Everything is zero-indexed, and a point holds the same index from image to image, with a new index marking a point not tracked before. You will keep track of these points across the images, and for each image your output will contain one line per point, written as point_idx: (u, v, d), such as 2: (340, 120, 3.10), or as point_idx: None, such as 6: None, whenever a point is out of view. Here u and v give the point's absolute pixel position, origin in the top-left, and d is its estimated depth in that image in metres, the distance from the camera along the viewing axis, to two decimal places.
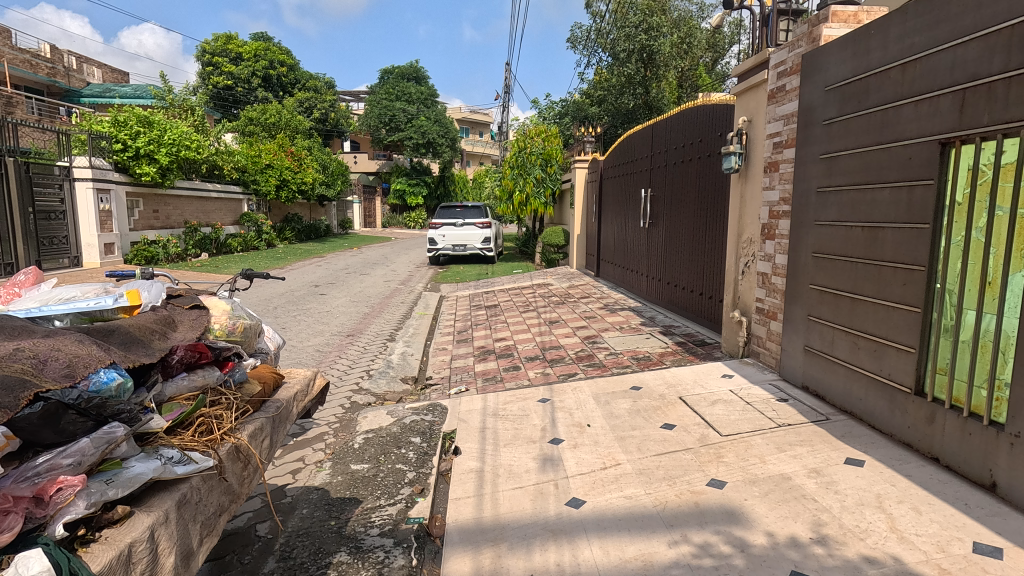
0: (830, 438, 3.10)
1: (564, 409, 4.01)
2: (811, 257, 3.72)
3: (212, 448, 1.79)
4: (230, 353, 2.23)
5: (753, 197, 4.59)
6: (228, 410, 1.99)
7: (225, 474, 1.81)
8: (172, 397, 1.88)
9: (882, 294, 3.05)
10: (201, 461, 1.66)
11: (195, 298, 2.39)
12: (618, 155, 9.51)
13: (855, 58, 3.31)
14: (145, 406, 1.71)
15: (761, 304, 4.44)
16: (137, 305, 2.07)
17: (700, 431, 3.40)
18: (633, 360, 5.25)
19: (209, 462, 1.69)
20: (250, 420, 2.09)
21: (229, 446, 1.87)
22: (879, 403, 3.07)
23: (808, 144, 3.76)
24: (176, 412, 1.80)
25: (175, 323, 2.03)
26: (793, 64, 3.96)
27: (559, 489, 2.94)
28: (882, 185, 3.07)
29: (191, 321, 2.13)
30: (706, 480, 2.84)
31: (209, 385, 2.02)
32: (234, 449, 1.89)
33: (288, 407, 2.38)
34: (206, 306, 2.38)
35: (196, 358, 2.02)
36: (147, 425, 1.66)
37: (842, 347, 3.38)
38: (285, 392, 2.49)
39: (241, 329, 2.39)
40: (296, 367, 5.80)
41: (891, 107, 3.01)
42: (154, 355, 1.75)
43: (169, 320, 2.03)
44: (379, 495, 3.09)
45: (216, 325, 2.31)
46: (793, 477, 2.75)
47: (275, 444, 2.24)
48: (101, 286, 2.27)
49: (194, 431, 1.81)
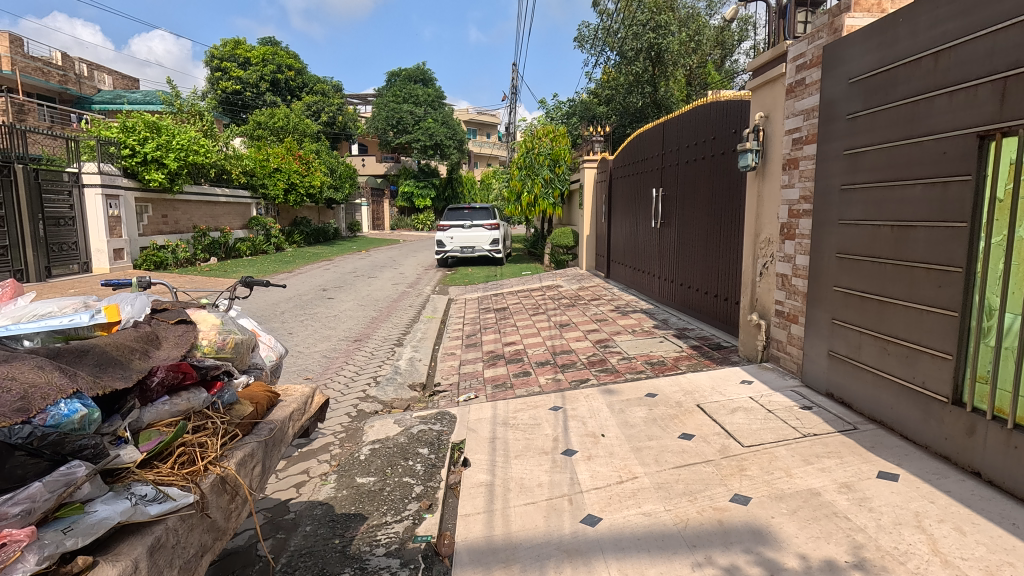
0: (859, 449, 2.93)
1: (576, 418, 3.86)
2: (834, 258, 3.54)
3: (193, 481, 1.67)
4: (219, 372, 2.13)
5: (771, 196, 4.42)
6: (213, 436, 1.88)
7: (207, 510, 1.70)
8: (151, 423, 1.78)
9: (913, 297, 2.88)
10: (178, 498, 1.56)
11: (182, 313, 2.27)
12: (628, 154, 9.35)
13: (880, 49, 3.14)
14: (117, 436, 1.62)
15: (781, 306, 4.27)
16: (115, 322, 2.06)
17: (720, 441, 3.25)
18: (647, 366, 5.09)
19: (187, 499, 1.58)
20: (239, 446, 1.97)
21: (213, 477, 1.75)
22: (911, 412, 2.90)
23: (831, 139, 3.59)
24: (154, 442, 1.70)
25: (158, 341, 1.99)
26: (814, 57, 3.79)
27: (573, 505, 2.79)
28: (913, 181, 2.90)
29: (176, 337, 2.09)
30: (729, 495, 2.69)
31: (193, 409, 1.93)
32: (219, 481, 1.77)
33: (282, 429, 2.27)
34: (194, 321, 2.25)
35: (179, 379, 1.92)
36: (117, 460, 1.55)
37: (870, 352, 3.21)
38: (280, 411, 2.37)
39: (232, 344, 2.25)
40: (302, 374, 5.70)
41: (922, 99, 2.84)
42: (131, 377, 1.70)
43: (153, 338, 2.00)
44: (385, 511, 2.96)
45: (204, 342, 2.18)
46: (822, 493, 2.59)
47: (267, 471, 2.12)
48: (81, 299, 2.23)
49: (173, 463, 1.70)
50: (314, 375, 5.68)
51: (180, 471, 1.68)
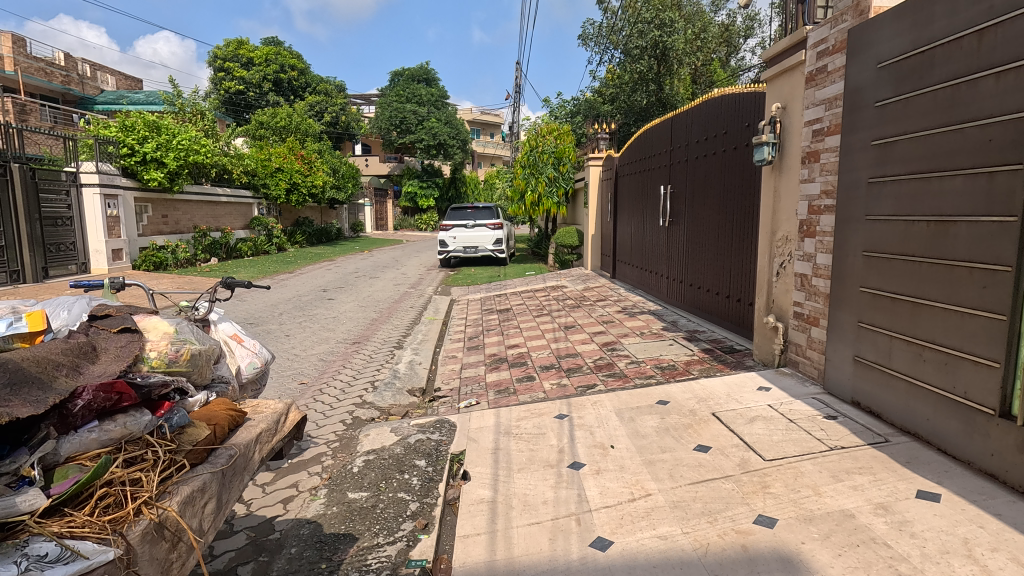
0: (893, 464, 2.70)
1: (583, 427, 3.63)
2: (860, 256, 3.30)
3: (115, 533, 1.44)
4: (167, 391, 1.95)
5: (788, 192, 4.18)
6: (151, 470, 1.67)
7: (135, 567, 1.45)
8: (71, 457, 1.60)
9: (954, 299, 2.64)
10: (91, 557, 1.32)
11: (128, 320, 2.09)
12: (634, 151, 9.13)
13: (914, 29, 2.90)
14: (21, 477, 1.44)
15: (800, 308, 4.03)
16: (37, 333, 1.94)
17: (739, 454, 3.01)
18: (657, 370, 4.86)
19: (105, 556, 1.35)
20: (187, 480, 1.74)
21: (145, 523, 1.51)
22: (951, 425, 2.66)
23: (856, 129, 3.35)
24: (68, 482, 1.50)
25: (94, 355, 1.83)
26: (837, 42, 3.55)
27: (581, 526, 2.56)
28: (952, 173, 2.67)
29: (117, 349, 1.91)
30: (752, 516, 2.45)
31: (128, 436, 1.72)
32: (153, 527, 1.52)
33: (245, 455, 2.04)
34: (141, 329, 2.07)
35: (111, 402, 1.71)
36: (14, 509, 1.33)
37: (902, 358, 2.97)
38: (245, 433, 2.14)
39: (187, 356, 2.08)
40: (298, 378, 5.48)
41: (964, 82, 2.61)
42: (43, 404, 1.51)
43: (87, 351, 1.83)
44: (377, 531, 2.74)
45: (152, 354, 2.01)
46: (857, 515, 2.36)
47: (225, 504, 1.89)
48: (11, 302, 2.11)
49: (93, 511, 1.47)
50: (310, 379, 5.47)
51: (101, 519, 1.46)
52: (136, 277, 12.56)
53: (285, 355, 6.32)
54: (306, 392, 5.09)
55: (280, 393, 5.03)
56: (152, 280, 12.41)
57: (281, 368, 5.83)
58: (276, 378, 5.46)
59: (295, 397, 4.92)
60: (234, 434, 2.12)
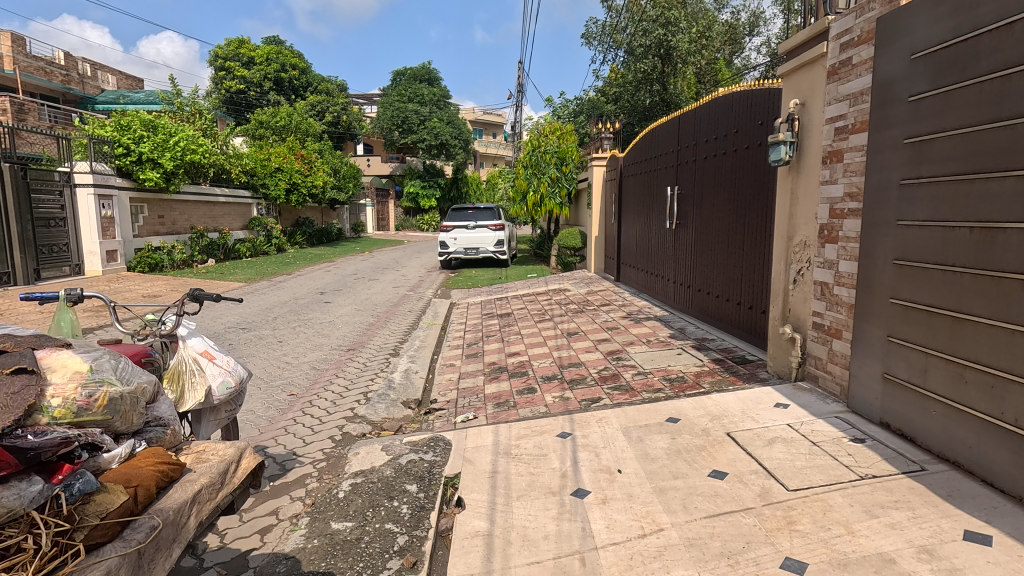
0: (932, 498, 2.43)
1: (588, 448, 3.37)
2: (890, 264, 3.03)
3: None
4: (72, 449, 1.62)
5: (807, 194, 3.91)
6: (28, 563, 1.36)
7: None
8: None
9: (1002, 314, 2.39)
10: None
11: (27, 356, 1.72)
12: (639, 151, 8.87)
13: (955, 16, 2.65)
14: None
15: (819, 319, 3.76)
16: None
17: (759, 482, 2.74)
18: (665, 383, 4.59)
19: None
20: (85, 570, 1.41)
21: None
22: (999, 455, 2.41)
23: (887, 126, 3.08)
24: None
25: None
26: (863, 32, 3.29)
27: (586, 567, 2.30)
28: (1000, 174, 2.42)
29: (8, 396, 1.55)
30: (778, 559, 2.18)
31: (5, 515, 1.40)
32: None
33: (172, 524, 1.72)
34: (42, 368, 1.71)
35: None
36: None
37: (939, 378, 2.70)
38: (179, 492, 1.83)
39: (101, 403, 1.76)
40: (287, 388, 5.23)
41: (1013, 73, 2.36)
42: None
43: None
44: (360, 570, 2.48)
45: (55, 403, 1.66)
46: (898, 560, 2.09)
47: None
48: None
49: None
50: (301, 389, 5.21)
51: None
52: (130, 278, 12.35)
53: (276, 363, 6.07)
54: (295, 404, 4.83)
55: (268, 403, 4.79)
56: (147, 282, 12.20)
57: (271, 377, 5.57)
58: (265, 388, 5.21)
59: (283, 410, 4.67)
60: (160, 497, 1.79)
